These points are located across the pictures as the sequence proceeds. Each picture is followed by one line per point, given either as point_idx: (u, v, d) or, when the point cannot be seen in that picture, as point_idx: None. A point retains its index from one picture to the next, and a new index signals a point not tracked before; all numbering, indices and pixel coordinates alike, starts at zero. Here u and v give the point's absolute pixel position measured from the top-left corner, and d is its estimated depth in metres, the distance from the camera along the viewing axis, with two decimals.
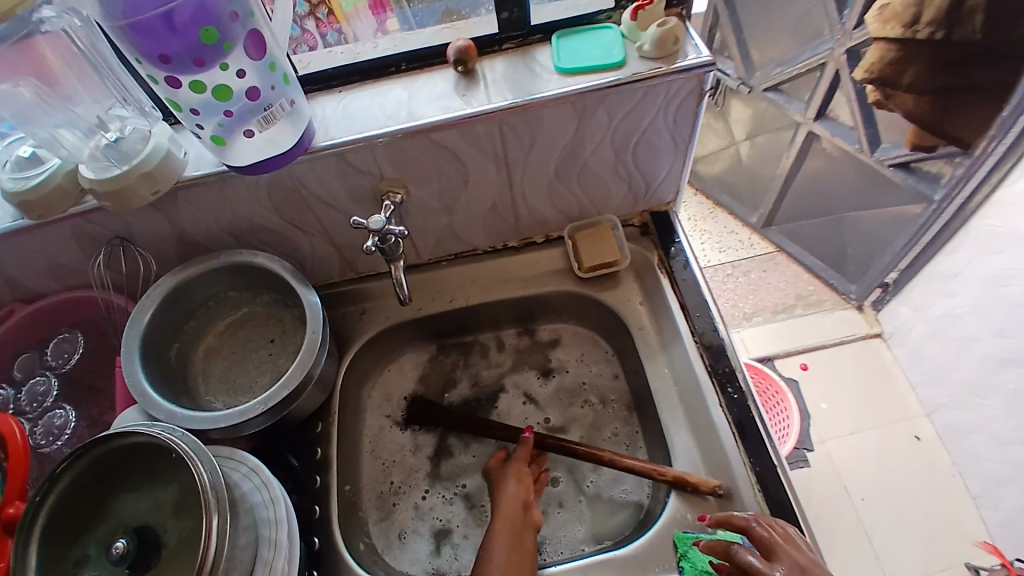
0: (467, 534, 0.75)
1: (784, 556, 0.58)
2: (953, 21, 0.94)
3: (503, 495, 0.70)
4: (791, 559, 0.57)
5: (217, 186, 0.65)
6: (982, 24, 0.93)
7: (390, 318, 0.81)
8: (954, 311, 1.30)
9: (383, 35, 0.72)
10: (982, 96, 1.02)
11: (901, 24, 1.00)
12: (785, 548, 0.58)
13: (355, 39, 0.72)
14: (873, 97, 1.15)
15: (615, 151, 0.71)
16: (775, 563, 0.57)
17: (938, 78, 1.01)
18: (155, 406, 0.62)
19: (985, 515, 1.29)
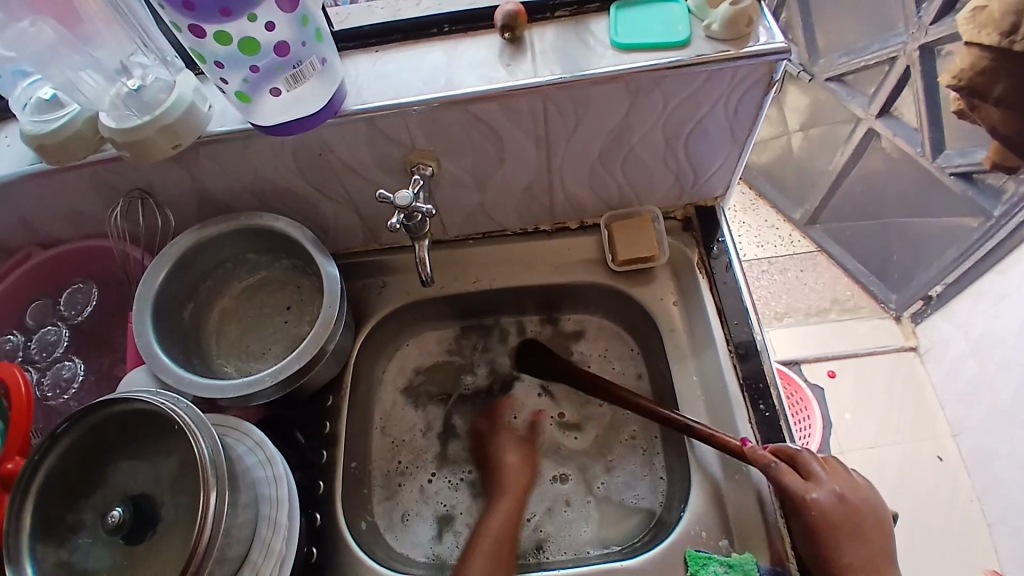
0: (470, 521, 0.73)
1: (825, 483, 0.59)
2: None
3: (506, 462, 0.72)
4: (833, 490, 0.58)
5: (242, 143, 0.61)
6: None
7: (411, 294, 0.78)
8: (996, 335, 1.23)
9: None
10: None
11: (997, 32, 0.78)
12: (832, 478, 0.59)
13: None
14: (958, 105, 0.94)
15: (666, 139, 0.66)
16: (814, 485, 0.59)
17: None
18: (163, 370, 0.61)
19: (999, 545, 1.24)
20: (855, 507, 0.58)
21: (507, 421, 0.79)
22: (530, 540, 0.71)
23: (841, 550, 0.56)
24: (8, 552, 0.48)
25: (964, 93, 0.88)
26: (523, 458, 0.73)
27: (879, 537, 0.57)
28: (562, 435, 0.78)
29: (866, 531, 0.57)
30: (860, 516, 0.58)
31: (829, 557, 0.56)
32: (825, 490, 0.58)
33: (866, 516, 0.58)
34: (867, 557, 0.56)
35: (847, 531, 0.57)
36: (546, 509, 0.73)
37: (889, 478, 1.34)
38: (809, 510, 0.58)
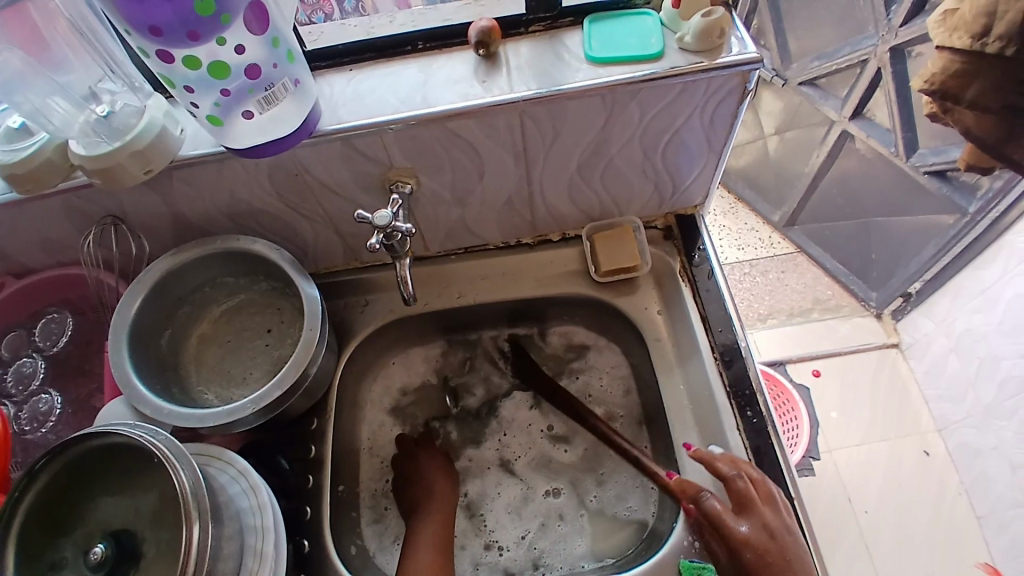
0: (463, 543, 0.73)
1: (755, 515, 0.58)
2: None
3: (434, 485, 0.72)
4: (761, 520, 0.57)
5: (216, 166, 0.60)
6: None
7: (394, 312, 0.77)
8: (978, 329, 1.25)
9: (402, 9, 0.66)
10: None
11: (968, 35, 0.79)
12: (761, 508, 0.58)
13: (374, 11, 0.66)
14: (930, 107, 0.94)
15: (644, 150, 0.66)
16: (744, 520, 0.58)
17: (1006, 97, 0.81)
18: (141, 400, 0.59)
19: (989, 538, 1.26)
20: (782, 542, 0.56)
21: (497, 437, 0.79)
22: (525, 558, 0.71)
23: None
24: None
25: (937, 97, 0.88)
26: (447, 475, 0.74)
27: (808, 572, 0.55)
28: (552, 448, 0.78)
29: (795, 566, 0.55)
30: (789, 551, 0.56)
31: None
32: (753, 526, 0.57)
33: (794, 550, 0.56)
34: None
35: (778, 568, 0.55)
36: (540, 525, 0.73)
37: (877, 475, 1.35)
38: (743, 547, 0.56)
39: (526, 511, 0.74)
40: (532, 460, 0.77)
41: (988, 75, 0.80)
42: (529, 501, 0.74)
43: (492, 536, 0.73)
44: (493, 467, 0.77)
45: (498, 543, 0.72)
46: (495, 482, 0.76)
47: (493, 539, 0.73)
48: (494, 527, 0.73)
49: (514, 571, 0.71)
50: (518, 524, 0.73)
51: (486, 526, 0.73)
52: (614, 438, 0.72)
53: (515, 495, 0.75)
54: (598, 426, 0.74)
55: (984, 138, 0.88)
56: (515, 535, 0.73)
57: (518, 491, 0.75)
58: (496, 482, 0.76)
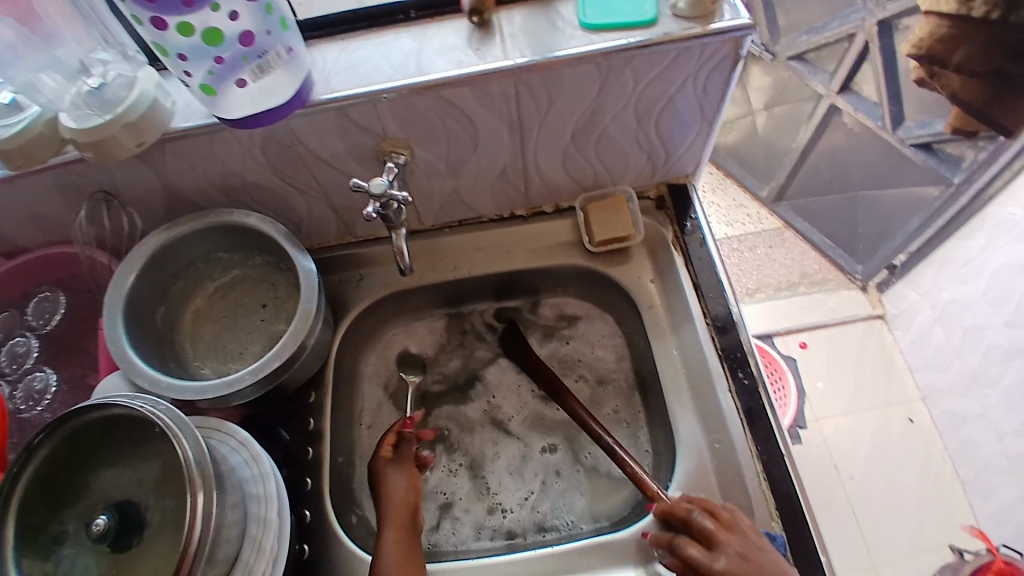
0: (467, 507, 0.73)
1: (725, 547, 0.54)
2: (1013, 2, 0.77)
3: (389, 489, 0.64)
4: (733, 549, 0.54)
5: (209, 138, 0.60)
6: None
7: (389, 286, 0.78)
8: (962, 299, 1.28)
9: None
10: None
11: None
12: (728, 538, 0.55)
13: None
14: (916, 73, 0.97)
15: (638, 118, 0.66)
16: (716, 552, 0.54)
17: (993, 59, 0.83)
18: (139, 374, 0.59)
19: (974, 502, 1.30)
20: (759, 564, 0.53)
21: (486, 399, 0.80)
22: (529, 520, 0.72)
23: None
24: None
25: (925, 60, 0.93)
26: (406, 471, 0.65)
27: None
28: (544, 407, 0.79)
29: None
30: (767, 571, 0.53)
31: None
32: (727, 561, 0.53)
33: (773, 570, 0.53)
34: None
35: None
36: (540, 485, 0.74)
37: (862, 443, 1.38)
38: None
39: (526, 471, 0.75)
40: (525, 420, 0.79)
41: (973, 39, 0.83)
42: (527, 459, 0.76)
43: (495, 499, 0.74)
44: (486, 426, 0.78)
45: (501, 506, 0.73)
46: (492, 443, 0.77)
47: (497, 502, 0.73)
48: (496, 490, 0.74)
49: (517, 532, 0.72)
50: (521, 485, 0.74)
51: (489, 488, 0.74)
52: (590, 424, 0.72)
53: (514, 454, 0.76)
54: (571, 405, 0.74)
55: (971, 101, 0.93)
56: (518, 496, 0.74)
57: (516, 451, 0.77)
58: (494, 442, 0.77)
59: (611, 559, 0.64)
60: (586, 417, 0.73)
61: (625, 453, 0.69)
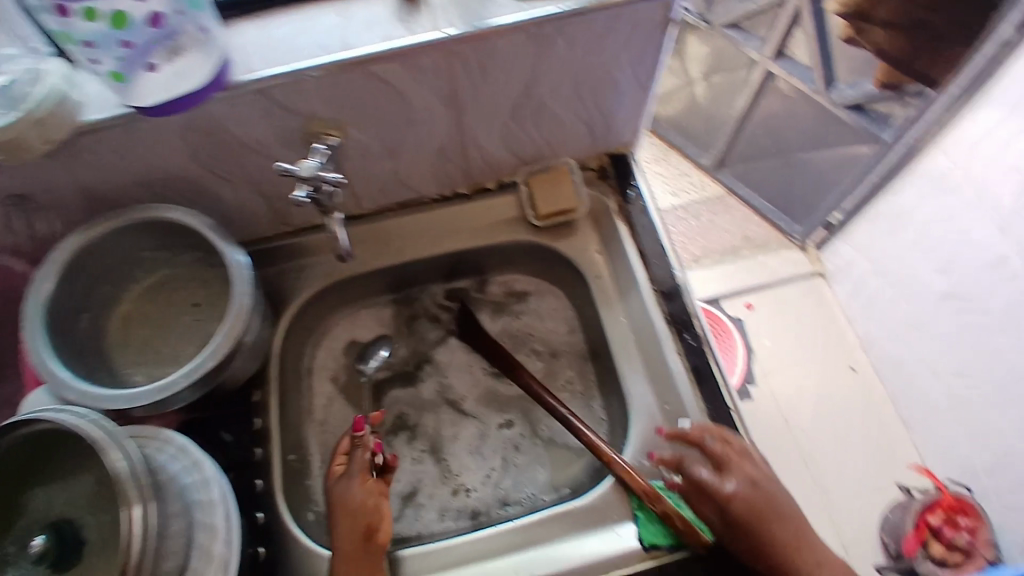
0: (432, 493, 0.73)
1: (737, 471, 0.61)
2: None
3: (339, 503, 0.62)
4: (743, 474, 0.60)
5: (124, 130, 0.56)
6: None
7: (331, 274, 0.76)
8: (897, 252, 1.34)
9: None
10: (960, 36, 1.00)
11: None
12: (740, 464, 0.61)
13: None
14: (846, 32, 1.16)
15: (574, 88, 0.66)
16: (729, 478, 0.60)
17: None
18: (65, 388, 0.56)
19: (918, 442, 1.37)
20: (765, 490, 0.60)
21: (437, 379, 0.79)
22: (492, 497, 0.72)
23: (769, 529, 0.59)
24: None
25: (853, 17, 1.11)
26: (356, 477, 0.63)
27: (789, 508, 0.61)
28: (496, 383, 0.79)
29: (780, 506, 0.60)
30: (771, 496, 0.60)
31: (753, 540, 0.58)
32: (740, 485, 0.60)
33: (777, 496, 0.61)
34: (784, 533, 0.59)
35: (767, 511, 0.59)
36: (501, 462, 0.74)
37: (809, 396, 1.44)
38: (731, 502, 0.59)
39: (486, 449, 0.75)
40: (478, 398, 0.78)
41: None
42: (485, 437, 0.76)
43: (458, 480, 0.73)
44: (441, 406, 0.78)
45: (465, 487, 0.73)
46: (449, 422, 0.77)
47: (460, 483, 0.73)
48: (458, 470, 0.74)
49: (481, 511, 0.71)
50: (482, 464, 0.74)
51: (452, 470, 0.74)
52: (544, 398, 0.73)
53: (472, 434, 0.76)
54: (525, 379, 0.74)
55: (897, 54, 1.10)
56: (480, 475, 0.73)
57: (473, 429, 0.76)
58: (451, 423, 0.77)
59: (570, 528, 0.65)
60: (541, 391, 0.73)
61: (581, 423, 0.70)
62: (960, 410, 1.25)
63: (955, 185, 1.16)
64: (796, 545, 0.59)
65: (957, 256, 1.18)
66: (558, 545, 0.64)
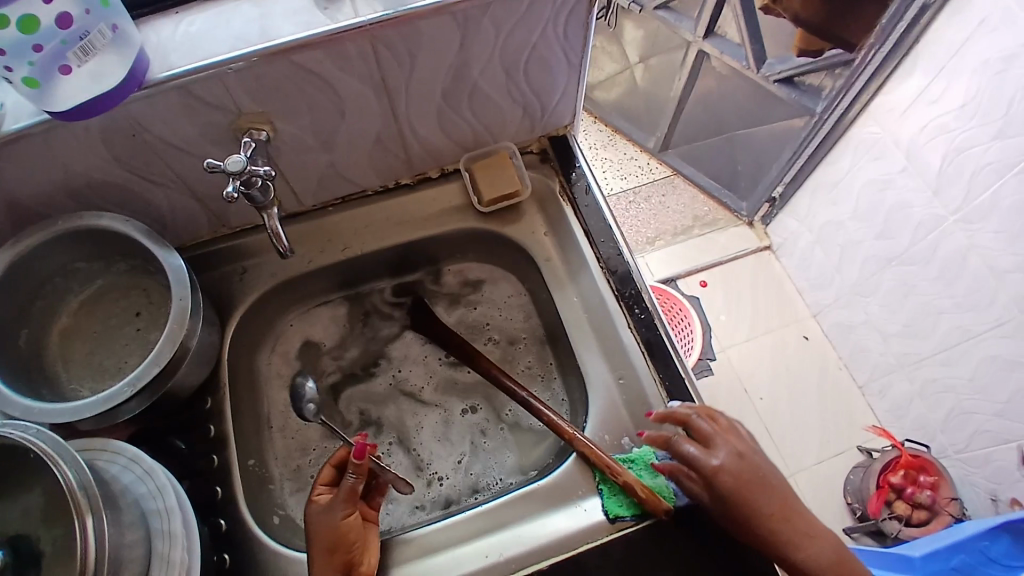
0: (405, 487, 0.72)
1: (724, 445, 0.60)
2: None
3: (319, 533, 0.57)
4: (730, 447, 0.60)
5: (44, 138, 0.54)
6: None
7: (277, 274, 0.74)
8: (837, 219, 1.39)
9: None
10: None
11: None
12: (727, 439, 0.61)
13: None
14: None
15: (506, 70, 0.66)
16: (715, 451, 0.59)
17: None
18: (9, 403, 0.53)
19: (872, 403, 1.43)
20: (753, 462, 0.60)
21: (391, 373, 0.79)
22: (464, 483, 0.72)
23: (758, 502, 0.58)
24: None
25: None
26: (341, 509, 0.58)
27: (779, 482, 0.60)
28: (454, 370, 0.79)
29: (769, 478, 0.59)
30: (760, 468, 0.60)
31: (742, 512, 0.57)
32: (728, 459, 0.59)
33: (765, 470, 0.60)
34: (775, 504, 0.58)
35: (756, 483, 0.58)
36: (471, 446, 0.75)
37: (766, 366, 1.49)
38: (718, 476, 0.58)
39: (453, 435, 0.75)
40: (437, 386, 0.79)
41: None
42: (451, 424, 0.76)
43: (429, 470, 0.73)
44: (401, 398, 0.78)
45: (437, 475, 0.73)
46: (412, 413, 0.77)
47: (432, 473, 0.73)
48: (429, 460, 0.74)
49: (454, 497, 0.72)
50: (452, 450, 0.74)
51: (423, 461, 0.74)
52: (504, 381, 0.73)
53: (436, 422, 0.76)
54: (484, 365, 0.74)
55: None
56: (451, 462, 0.74)
57: (438, 418, 0.76)
58: (414, 413, 0.77)
59: (540, 505, 0.65)
60: (501, 373, 0.74)
61: (541, 403, 0.71)
62: (907, 366, 1.30)
63: (885, 149, 1.22)
64: (787, 516, 0.58)
65: (892, 218, 1.24)
66: (528, 525, 0.63)
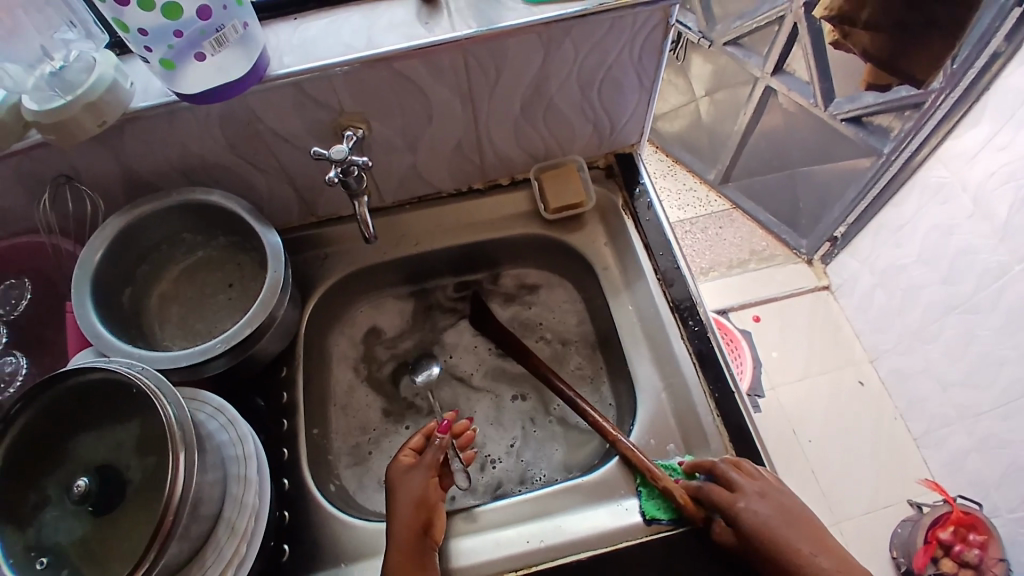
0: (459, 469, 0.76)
1: (747, 488, 0.60)
2: None
3: (400, 497, 0.61)
4: (754, 489, 0.60)
5: (167, 118, 0.62)
6: None
7: (353, 262, 0.80)
8: (900, 262, 1.37)
9: None
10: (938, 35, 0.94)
11: None
12: (750, 481, 0.61)
13: None
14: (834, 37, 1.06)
15: (581, 88, 0.71)
16: (739, 493, 0.60)
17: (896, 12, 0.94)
18: (110, 347, 0.60)
19: (927, 455, 1.38)
20: (777, 501, 0.60)
21: (444, 358, 0.84)
22: (514, 468, 0.76)
23: (786, 538, 0.57)
24: None
25: (835, 22, 1.01)
26: (426, 475, 0.62)
27: (807, 520, 0.59)
28: (503, 361, 0.84)
29: (796, 517, 0.59)
30: (786, 506, 0.60)
31: (772, 551, 0.57)
32: (752, 499, 0.59)
33: (792, 507, 0.60)
34: (806, 540, 0.57)
35: (781, 522, 0.58)
36: (522, 433, 0.79)
37: (818, 405, 1.46)
38: (740, 518, 0.59)
39: (505, 420, 0.80)
40: (488, 373, 0.83)
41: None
42: (502, 409, 0.80)
43: (482, 452, 0.77)
44: (455, 383, 0.83)
45: (490, 458, 0.77)
46: (466, 398, 0.81)
47: (485, 456, 0.77)
48: (482, 442, 0.78)
49: (505, 479, 0.75)
50: (504, 435, 0.78)
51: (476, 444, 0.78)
52: (555, 381, 0.76)
53: (488, 408, 0.81)
54: (537, 362, 0.78)
55: (879, 56, 1.02)
56: (503, 445, 0.78)
57: (490, 404, 0.81)
58: (467, 398, 0.81)
59: (582, 499, 0.67)
60: (555, 373, 0.77)
61: (587, 404, 0.73)
62: (967, 419, 1.26)
63: (952, 195, 1.21)
64: (823, 552, 0.57)
65: (958, 264, 1.21)
66: (573, 515, 0.66)
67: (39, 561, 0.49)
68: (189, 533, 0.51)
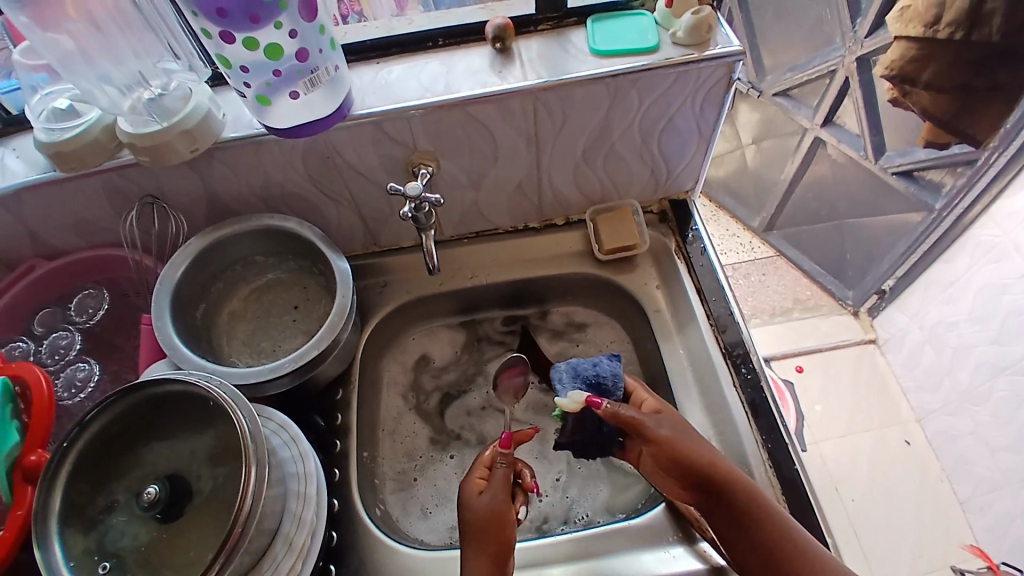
0: None
1: None
2: (972, 22, 0.98)
3: (490, 505, 0.63)
4: None
5: (253, 149, 0.66)
6: (999, 26, 0.96)
7: (410, 292, 0.83)
8: (949, 319, 1.32)
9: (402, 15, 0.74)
10: (1002, 97, 1.03)
11: (923, 24, 1.03)
12: None
13: (374, 19, 0.73)
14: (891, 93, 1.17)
15: (642, 135, 0.74)
16: None
17: (959, 76, 1.04)
18: (185, 359, 0.63)
19: (973, 520, 1.32)
20: None
21: (486, 390, 0.85)
22: (560, 504, 0.76)
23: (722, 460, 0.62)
24: (39, 538, 0.51)
25: (897, 80, 1.12)
26: (500, 494, 0.64)
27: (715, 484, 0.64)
28: (546, 395, 0.84)
29: None
30: None
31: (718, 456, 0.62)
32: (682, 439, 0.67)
33: None
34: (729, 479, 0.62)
35: None
36: (567, 468, 0.79)
37: (861, 461, 1.42)
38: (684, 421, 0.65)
39: (550, 454, 0.80)
40: (532, 407, 0.84)
41: (938, 58, 1.04)
42: (547, 443, 0.81)
43: None
44: (498, 415, 0.83)
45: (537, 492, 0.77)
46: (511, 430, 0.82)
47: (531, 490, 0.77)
48: None
49: (551, 515, 0.76)
50: (549, 468, 0.79)
51: None
52: None
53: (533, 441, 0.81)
54: None
55: (938, 115, 1.12)
56: (549, 480, 0.78)
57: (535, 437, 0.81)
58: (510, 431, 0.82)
59: (631, 543, 0.67)
60: None
61: None
62: (1015, 485, 1.20)
63: (1003, 253, 1.17)
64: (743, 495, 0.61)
65: (1010, 325, 1.18)
66: (623, 559, 0.66)
67: (102, 566, 0.51)
68: (252, 546, 0.53)
